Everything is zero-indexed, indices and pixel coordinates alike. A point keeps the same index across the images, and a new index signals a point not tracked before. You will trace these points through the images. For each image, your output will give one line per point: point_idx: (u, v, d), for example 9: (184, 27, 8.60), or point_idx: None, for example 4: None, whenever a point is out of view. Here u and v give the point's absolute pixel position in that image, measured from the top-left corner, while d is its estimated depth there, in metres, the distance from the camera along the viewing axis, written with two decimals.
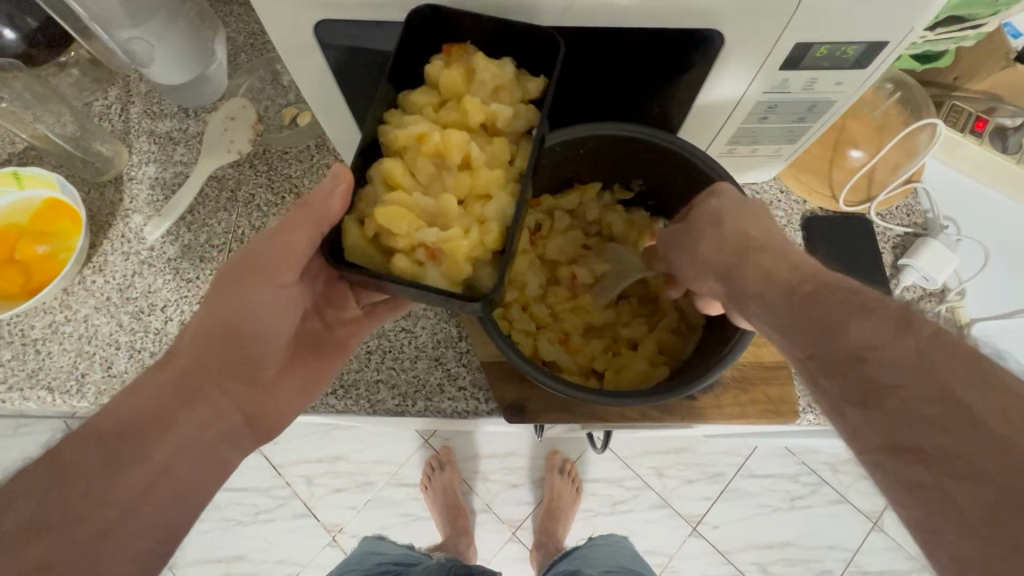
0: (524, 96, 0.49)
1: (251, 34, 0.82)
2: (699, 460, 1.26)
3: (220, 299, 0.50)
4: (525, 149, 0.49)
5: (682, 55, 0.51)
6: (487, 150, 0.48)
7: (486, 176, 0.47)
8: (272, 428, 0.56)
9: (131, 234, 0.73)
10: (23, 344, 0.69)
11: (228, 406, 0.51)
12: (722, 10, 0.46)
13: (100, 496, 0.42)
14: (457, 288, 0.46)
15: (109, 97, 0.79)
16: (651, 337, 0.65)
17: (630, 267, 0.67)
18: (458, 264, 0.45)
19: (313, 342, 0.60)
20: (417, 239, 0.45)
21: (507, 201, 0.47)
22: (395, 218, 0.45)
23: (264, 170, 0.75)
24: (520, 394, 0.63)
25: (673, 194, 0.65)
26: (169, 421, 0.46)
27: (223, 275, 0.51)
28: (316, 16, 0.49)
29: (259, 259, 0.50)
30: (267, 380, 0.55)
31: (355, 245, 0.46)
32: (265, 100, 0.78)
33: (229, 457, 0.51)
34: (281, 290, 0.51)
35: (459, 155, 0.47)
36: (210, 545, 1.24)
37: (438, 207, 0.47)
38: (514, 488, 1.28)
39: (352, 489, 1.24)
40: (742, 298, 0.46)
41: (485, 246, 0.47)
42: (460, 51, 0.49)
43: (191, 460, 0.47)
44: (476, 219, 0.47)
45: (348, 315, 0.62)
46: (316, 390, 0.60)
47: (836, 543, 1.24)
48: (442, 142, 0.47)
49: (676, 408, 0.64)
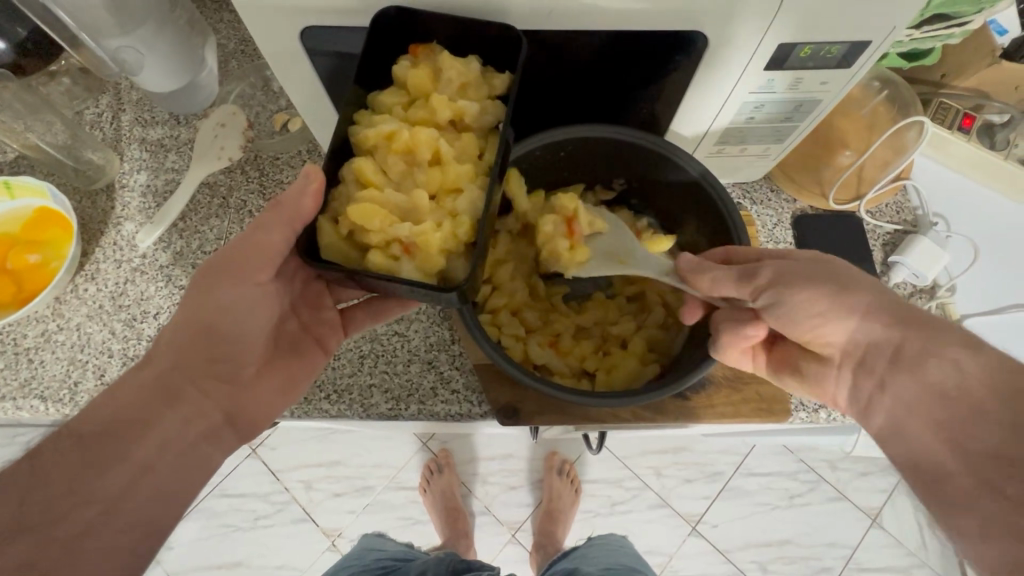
0: (491, 89, 0.50)
1: (242, 40, 0.82)
2: (698, 459, 1.27)
3: (197, 300, 0.51)
4: (493, 144, 0.50)
5: (666, 57, 0.52)
6: (457, 146, 0.49)
7: (454, 170, 0.48)
8: (256, 427, 0.56)
9: (124, 241, 0.73)
10: (15, 353, 0.69)
11: (209, 405, 0.52)
12: (706, 11, 0.46)
13: (82, 493, 0.44)
14: (432, 280, 0.47)
15: (101, 105, 0.79)
16: (641, 335, 0.66)
17: (623, 238, 0.63)
18: (431, 258, 0.46)
19: (293, 343, 0.58)
20: (390, 234, 0.46)
21: (477, 193, 0.48)
22: (367, 216, 0.45)
23: (256, 176, 0.75)
24: (513, 397, 0.63)
25: (654, 188, 0.65)
26: (151, 420, 0.48)
27: (200, 276, 0.52)
28: (302, 23, 0.49)
29: (237, 257, 0.51)
30: (246, 379, 0.54)
31: (331, 242, 0.47)
32: (255, 107, 0.78)
33: (211, 455, 0.51)
34: (258, 288, 0.52)
35: (428, 151, 0.48)
36: (209, 553, 1.24)
37: (409, 202, 0.47)
38: (512, 490, 1.28)
39: (351, 493, 1.24)
40: (916, 380, 0.48)
41: (458, 238, 0.47)
42: (426, 52, 0.50)
43: (173, 458, 0.49)
44: (447, 213, 0.48)
45: (328, 315, 0.61)
46: (298, 390, 0.58)
47: (835, 541, 1.25)
48: (411, 140, 0.47)
49: (669, 408, 0.64)
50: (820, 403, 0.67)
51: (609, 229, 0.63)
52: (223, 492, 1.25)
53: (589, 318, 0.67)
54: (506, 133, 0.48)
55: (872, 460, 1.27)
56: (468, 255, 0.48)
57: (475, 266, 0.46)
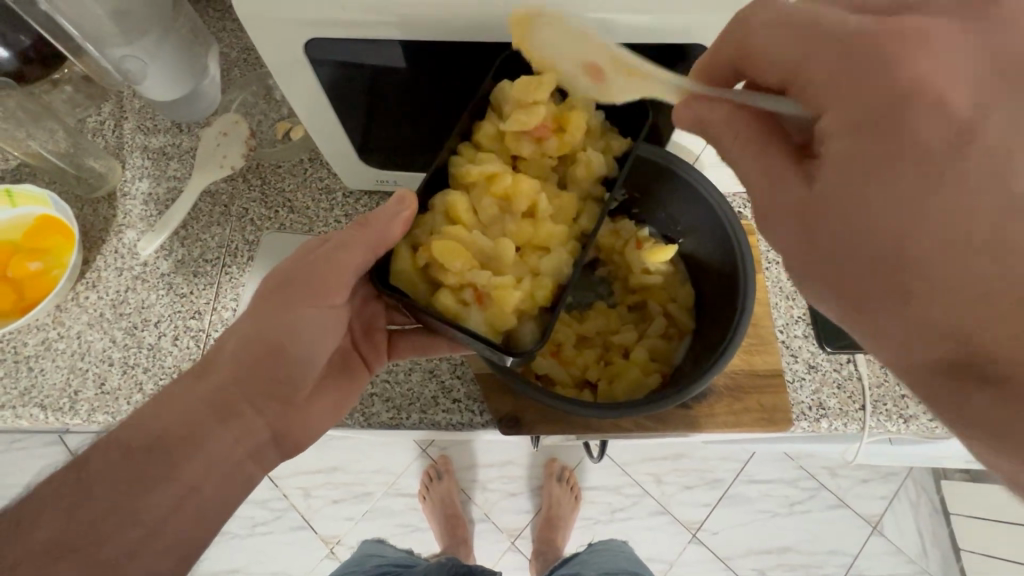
0: (608, 146, 0.54)
1: (244, 49, 0.82)
2: (699, 466, 1.27)
3: (274, 315, 0.51)
4: (591, 210, 0.54)
5: (671, 68, 0.52)
6: (555, 204, 0.53)
7: (547, 230, 0.51)
8: (298, 444, 0.57)
9: (125, 249, 0.73)
10: (15, 361, 0.69)
11: (259, 423, 0.52)
12: (709, 26, 0.47)
13: (128, 512, 0.44)
14: (497, 336, 0.49)
15: (103, 113, 0.80)
16: (645, 345, 0.65)
17: (580, 54, 0.47)
18: (503, 313, 0.48)
19: (343, 362, 0.61)
20: (466, 280, 0.48)
21: (564, 257, 0.51)
22: (451, 256, 0.48)
23: (257, 185, 0.75)
24: (515, 406, 0.63)
25: (657, 198, 0.66)
26: (200, 438, 0.48)
27: (273, 292, 0.52)
28: (306, 35, 0.49)
29: (310, 278, 0.52)
30: (298, 400, 0.56)
31: (403, 271, 0.49)
32: (257, 115, 0.78)
33: (253, 472, 0.52)
34: (329, 310, 0.54)
35: (525, 203, 0.51)
36: (207, 561, 1.23)
37: (494, 250, 0.50)
38: (513, 497, 1.27)
39: (350, 499, 1.23)
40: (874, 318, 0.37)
41: (534, 300, 0.50)
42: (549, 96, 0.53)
43: (218, 479, 0.48)
44: (529, 269, 0.51)
45: (377, 338, 0.64)
46: (344, 409, 0.61)
47: (836, 548, 1.24)
48: (511, 186, 0.51)
49: (671, 417, 0.64)
50: (821, 412, 0.66)
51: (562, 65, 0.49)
52: None
53: (591, 327, 0.65)
54: (609, 203, 0.52)
55: (872, 467, 1.28)
56: (537, 320, 0.51)
57: (547, 331, 0.48)
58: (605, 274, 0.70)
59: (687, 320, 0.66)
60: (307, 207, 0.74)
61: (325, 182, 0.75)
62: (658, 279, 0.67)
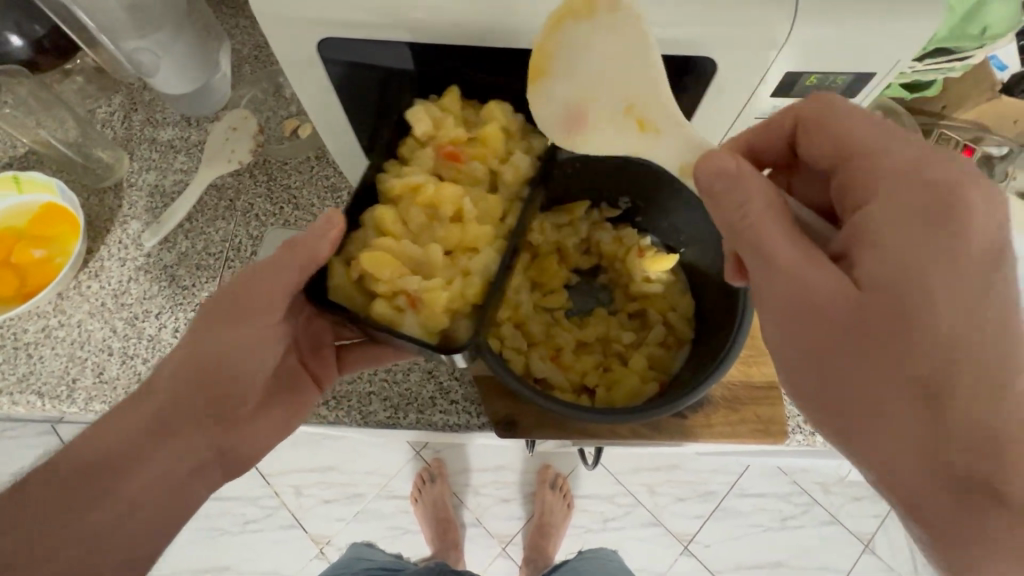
0: (530, 147, 0.58)
1: (256, 47, 0.83)
2: (692, 478, 1.26)
3: (207, 337, 0.51)
4: (515, 211, 0.56)
5: (678, 81, 0.53)
6: (481, 206, 0.54)
7: (474, 231, 0.52)
8: (243, 461, 0.57)
9: (129, 240, 0.74)
10: (15, 347, 0.69)
11: (200, 442, 0.52)
12: (714, 39, 0.47)
13: (66, 529, 0.45)
14: (433, 338, 0.49)
15: (113, 104, 0.80)
16: (643, 353, 0.65)
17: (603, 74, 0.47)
18: (436, 315, 0.49)
19: (291, 379, 0.60)
20: (399, 286, 0.49)
21: (491, 256, 0.53)
22: (381, 265, 0.48)
23: (263, 180, 0.76)
24: (512, 409, 0.63)
25: (661, 207, 0.66)
26: (136, 458, 0.49)
27: (208, 313, 0.52)
28: (318, 34, 0.50)
29: (240, 300, 0.51)
30: (242, 419, 0.56)
31: (341, 286, 0.50)
32: (267, 112, 0.79)
33: (193, 490, 0.53)
34: (264, 331, 0.53)
35: (451, 207, 0.52)
36: (194, 557, 1.22)
37: (424, 256, 0.51)
38: (505, 503, 1.27)
39: (341, 500, 1.23)
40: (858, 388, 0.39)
41: (466, 298, 0.51)
42: (453, 99, 0.56)
43: (157, 495, 0.50)
44: (460, 271, 0.52)
45: (327, 356, 0.62)
46: (290, 427, 0.60)
47: (828, 565, 1.24)
48: (436, 195, 0.52)
49: (667, 426, 0.64)
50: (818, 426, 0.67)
51: (563, 75, 0.47)
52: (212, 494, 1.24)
53: (590, 333, 0.67)
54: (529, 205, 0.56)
55: (865, 485, 1.28)
56: (472, 317, 0.51)
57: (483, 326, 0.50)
58: (608, 280, 0.71)
59: (685, 328, 0.66)
60: (312, 205, 0.74)
61: (332, 180, 0.76)
62: (659, 288, 0.68)
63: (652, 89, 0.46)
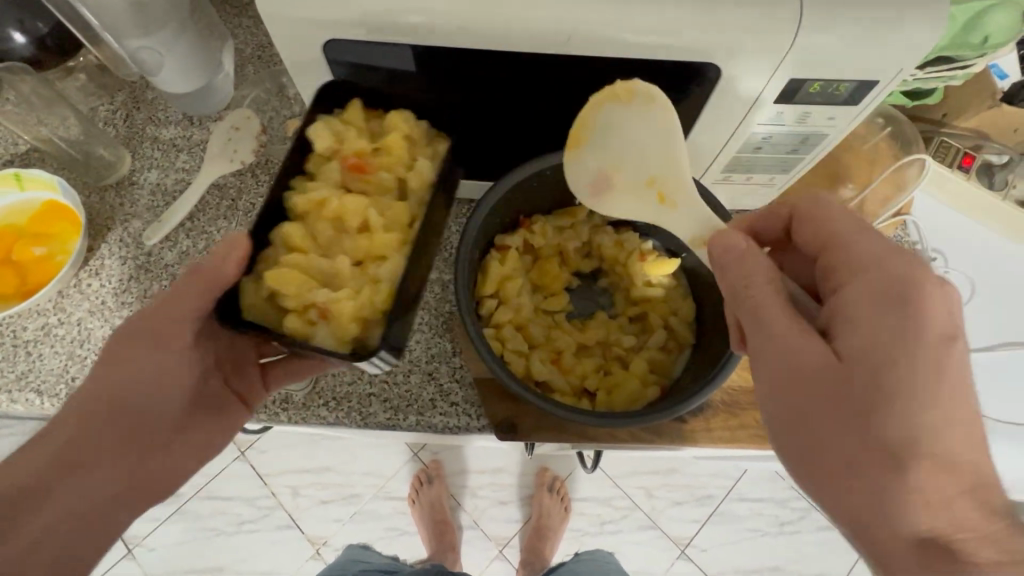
0: (436, 153, 0.57)
1: (259, 46, 0.83)
2: (689, 482, 1.26)
3: (115, 366, 0.53)
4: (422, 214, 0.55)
5: (682, 87, 0.53)
6: (387, 213, 0.54)
7: (381, 239, 0.52)
8: (162, 493, 0.55)
9: (129, 239, 0.73)
10: (14, 345, 0.69)
11: (115, 472, 0.51)
12: (718, 46, 0.48)
13: None
14: (347, 347, 0.49)
15: (115, 102, 0.80)
16: (643, 357, 0.66)
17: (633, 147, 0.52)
18: (344, 324, 0.48)
19: (212, 403, 0.59)
20: (306, 300, 0.49)
21: (399, 262, 0.52)
22: (287, 280, 0.49)
23: (266, 180, 0.76)
24: (512, 412, 0.64)
25: None
26: (45, 491, 0.48)
27: (113, 343, 0.54)
28: (323, 35, 0.50)
29: (150, 329, 0.54)
30: (159, 446, 0.55)
31: (251, 303, 0.51)
32: (269, 112, 0.78)
33: (110, 522, 0.51)
34: (171, 356, 0.54)
35: (357, 219, 0.53)
36: (189, 557, 1.22)
37: (333, 269, 0.51)
38: (502, 505, 1.27)
39: (338, 500, 1.23)
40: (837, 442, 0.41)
41: (375, 305, 0.50)
42: (355, 112, 0.55)
43: (66, 528, 0.48)
44: (369, 279, 0.52)
45: (252, 376, 0.62)
46: (212, 452, 0.59)
47: (825, 571, 1.24)
48: (340, 208, 0.53)
49: (666, 430, 0.64)
50: None
51: (598, 145, 0.52)
52: (209, 494, 1.24)
53: (591, 336, 0.67)
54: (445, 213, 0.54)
55: None
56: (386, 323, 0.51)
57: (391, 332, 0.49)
58: (608, 284, 0.72)
59: (685, 331, 0.67)
60: None
61: None
62: (660, 291, 0.68)
63: (675, 172, 0.52)
